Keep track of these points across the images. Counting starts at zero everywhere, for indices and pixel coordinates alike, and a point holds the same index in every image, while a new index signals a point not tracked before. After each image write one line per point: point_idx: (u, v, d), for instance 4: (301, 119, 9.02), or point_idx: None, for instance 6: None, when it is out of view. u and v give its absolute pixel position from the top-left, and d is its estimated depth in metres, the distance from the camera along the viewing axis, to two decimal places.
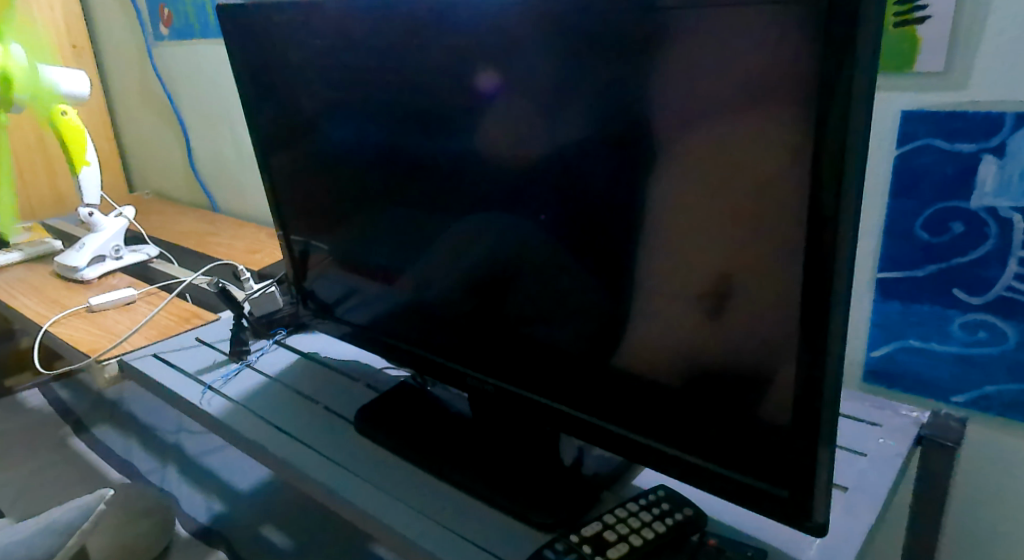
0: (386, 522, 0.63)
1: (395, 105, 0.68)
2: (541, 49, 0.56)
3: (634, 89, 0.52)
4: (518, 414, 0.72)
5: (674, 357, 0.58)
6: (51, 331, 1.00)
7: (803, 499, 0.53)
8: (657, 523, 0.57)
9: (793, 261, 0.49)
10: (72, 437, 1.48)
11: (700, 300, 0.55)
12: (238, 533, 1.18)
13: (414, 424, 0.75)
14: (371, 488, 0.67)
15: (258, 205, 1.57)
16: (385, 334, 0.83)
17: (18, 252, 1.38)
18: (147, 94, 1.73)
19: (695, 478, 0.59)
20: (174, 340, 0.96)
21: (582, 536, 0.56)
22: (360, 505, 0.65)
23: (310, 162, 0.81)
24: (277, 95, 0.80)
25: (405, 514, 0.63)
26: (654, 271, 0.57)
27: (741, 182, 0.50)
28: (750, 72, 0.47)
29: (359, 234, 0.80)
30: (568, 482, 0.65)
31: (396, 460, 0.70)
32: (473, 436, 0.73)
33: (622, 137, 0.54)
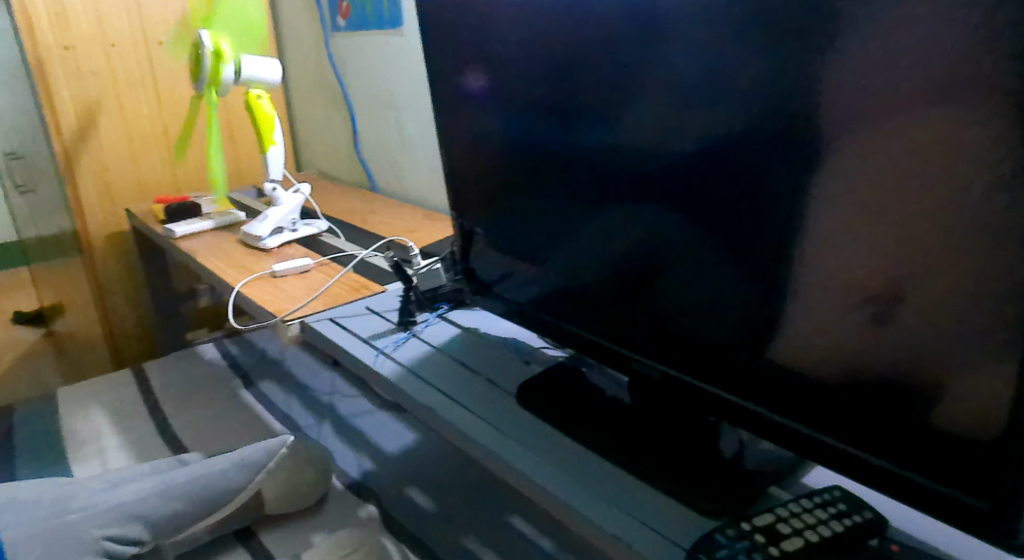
0: (550, 490, 0.65)
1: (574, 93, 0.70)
2: (729, 40, 0.56)
3: (834, 75, 0.50)
4: (681, 400, 0.72)
5: (855, 354, 0.56)
6: (242, 292, 1.12)
7: (1007, 514, 0.49)
8: (834, 522, 0.56)
9: (1010, 261, 0.45)
10: (243, 389, 1.65)
11: (895, 297, 0.52)
12: (386, 490, 1.25)
13: (574, 404, 0.77)
14: (533, 457, 0.70)
15: (416, 187, 1.65)
16: (545, 314, 0.85)
17: (210, 221, 1.56)
18: (321, 80, 1.87)
19: (876, 480, 0.56)
20: (349, 307, 1.04)
21: (754, 525, 0.56)
22: (525, 472, 0.68)
23: (483, 145, 0.85)
24: (454, 85, 0.85)
25: (567, 484, 0.66)
26: (839, 267, 0.54)
27: (952, 176, 0.47)
28: (971, 60, 0.44)
29: (528, 216, 0.83)
30: (732, 475, 0.65)
31: (557, 435, 0.73)
32: (633, 420, 0.74)
33: (816, 126, 0.53)
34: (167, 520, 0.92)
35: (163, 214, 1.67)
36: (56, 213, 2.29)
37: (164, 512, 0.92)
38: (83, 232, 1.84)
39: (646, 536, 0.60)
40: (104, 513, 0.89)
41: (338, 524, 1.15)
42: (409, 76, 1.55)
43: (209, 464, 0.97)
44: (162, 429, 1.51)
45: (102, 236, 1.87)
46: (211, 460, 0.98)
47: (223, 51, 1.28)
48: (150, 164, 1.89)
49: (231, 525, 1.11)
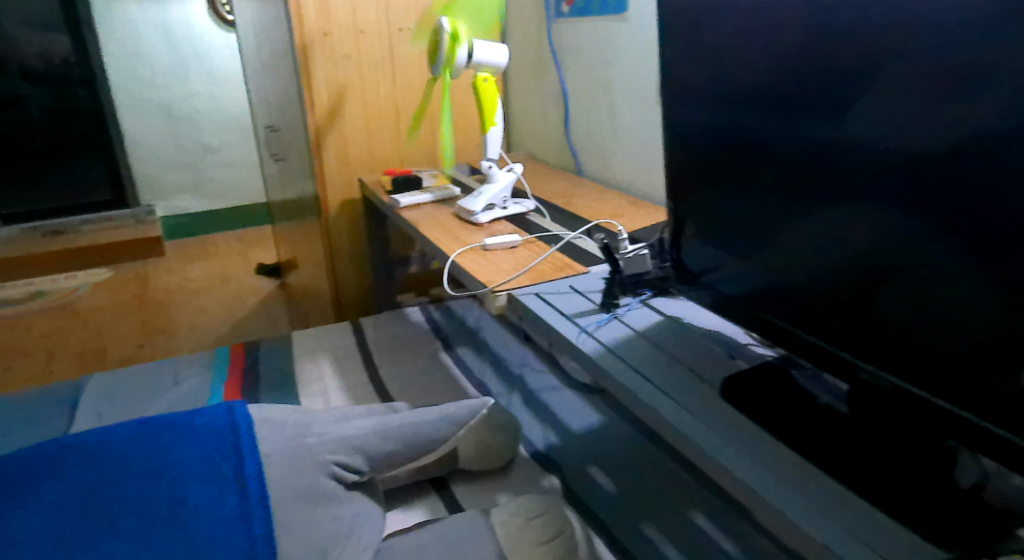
0: (761, 493, 0.63)
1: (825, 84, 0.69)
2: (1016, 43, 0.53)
3: None
4: (916, 417, 0.68)
5: None
6: (456, 261, 1.22)
7: None
8: None
9: None
10: (443, 352, 1.78)
11: None
12: (570, 466, 1.27)
13: (783, 410, 0.75)
14: (742, 457, 0.68)
15: (623, 172, 1.66)
16: (759, 310, 0.83)
17: (430, 194, 1.71)
18: (539, 64, 1.93)
19: None
20: (553, 284, 1.08)
21: None
22: (732, 470, 0.66)
23: (711, 135, 0.84)
24: (684, 74, 0.86)
25: (778, 490, 0.64)
26: None
27: None
28: None
29: (753, 209, 0.81)
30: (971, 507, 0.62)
31: (768, 439, 0.71)
32: (855, 432, 0.72)
33: None
34: (384, 457, 1.06)
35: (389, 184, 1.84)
36: (299, 180, 2.61)
37: (382, 450, 1.06)
38: (322, 197, 2.07)
39: (862, 551, 0.57)
40: (335, 441, 1.03)
41: (522, 489, 1.21)
42: (627, 63, 1.56)
43: (422, 412, 1.13)
44: (372, 379, 1.68)
45: (337, 202, 2.10)
46: (423, 409, 1.14)
47: (460, 35, 1.37)
48: (382, 138, 2.08)
49: (427, 474, 1.22)
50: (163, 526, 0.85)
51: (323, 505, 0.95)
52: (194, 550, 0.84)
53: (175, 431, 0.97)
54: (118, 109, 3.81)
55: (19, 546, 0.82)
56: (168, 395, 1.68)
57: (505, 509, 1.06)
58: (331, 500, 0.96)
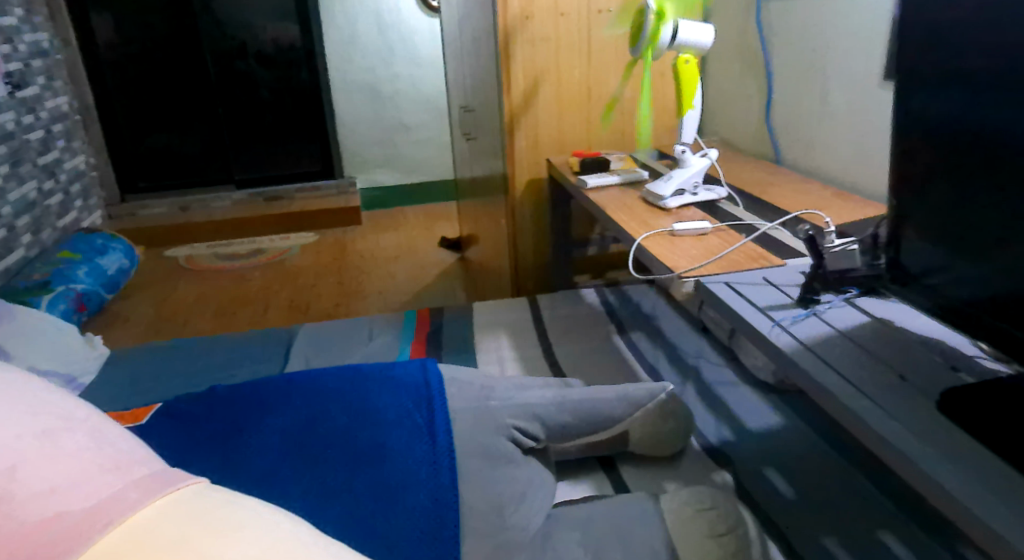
0: (982, 516, 0.59)
1: None
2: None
3: None
4: None
5: None
6: (643, 244, 1.23)
7: None
8: None
9: None
10: (616, 335, 1.78)
11: None
12: (744, 464, 1.23)
13: (1018, 430, 0.68)
14: (959, 474, 0.64)
15: (831, 160, 1.55)
16: (989, 317, 0.75)
17: (618, 176, 1.72)
18: (742, 46, 1.84)
19: None
20: (744, 275, 1.04)
21: None
22: (948, 487, 0.62)
23: (955, 123, 0.77)
24: (927, 56, 0.79)
25: (1003, 514, 0.59)
26: None
27: None
28: None
29: (995, 206, 0.73)
30: None
31: (994, 460, 0.65)
32: None
33: None
34: (560, 429, 1.12)
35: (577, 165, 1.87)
36: (488, 158, 2.71)
37: (559, 421, 1.11)
38: (510, 175, 2.14)
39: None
40: (516, 407, 1.09)
41: (691, 479, 1.19)
42: (850, 45, 1.44)
43: (601, 390, 1.17)
44: (546, 354, 1.73)
45: (524, 181, 2.16)
46: (602, 387, 1.18)
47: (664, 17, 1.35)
48: (573, 119, 2.11)
49: (596, 451, 1.24)
50: (366, 461, 0.94)
51: (502, 464, 1.01)
52: (391, 487, 0.92)
53: (378, 381, 1.06)
54: (332, 88, 4.17)
55: (248, 461, 0.93)
56: (363, 349, 1.85)
57: (674, 497, 1.05)
58: (509, 462, 1.02)
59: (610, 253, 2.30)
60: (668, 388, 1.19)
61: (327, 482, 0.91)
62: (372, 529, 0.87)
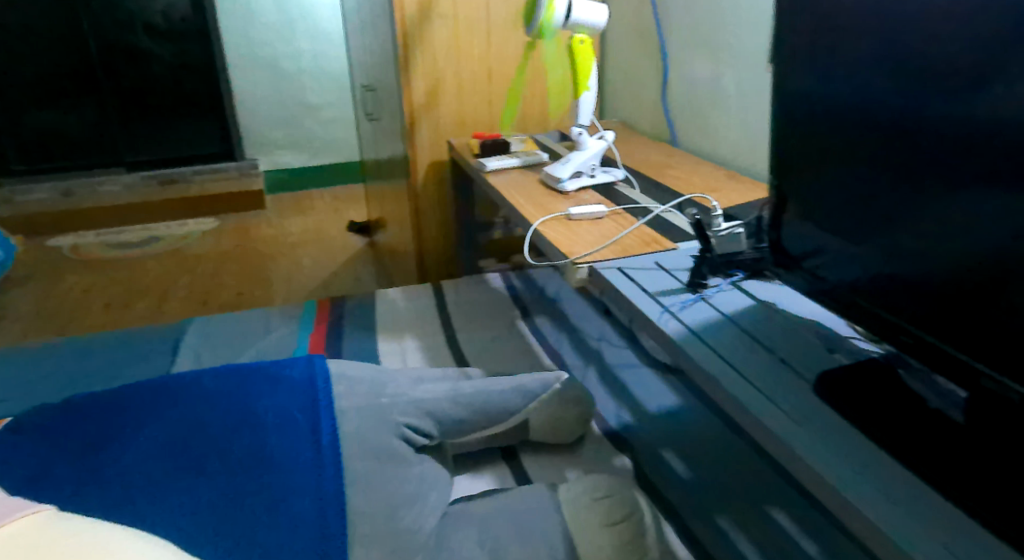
0: (845, 494, 0.62)
1: (968, 51, 0.64)
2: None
3: None
4: None
5: None
6: (539, 230, 1.19)
7: None
8: None
9: None
10: (520, 321, 1.76)
11: None
12: (643, 446, 1.23)
13: (884, 408, 0.72)
14: (829, 455, 0.67)
15: (725, 145, 1.56)
16: (855, 299, 0.82)
17: (517, 159, 1.69)
18: (639, 28, 1.83)
19: None
20: (637, 260, 1.04)
21: None
22: (811, 462, 0.66)
23: (818, 123, 0.83)
24: (813, 47, 0.81)
25: (867, 493, 0.62)
26: None
27: None
28: None
29: (852, 197, 0.80)
30: None
31: (858, 437, 0.69)
32: (963, 440, 0.68)
33: None
34: (453, 424, 1.08)
35: (477, 148, 1.82)
36: (391, 140, 2.63)
37: (453, 416, 1.08)
38: (412, 157, 2.08)
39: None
40: (408, 404, 1.05)
41: (593, 467, 1.18)
42: (737, 25, 1.46)
43: (496, 381, 1.15)
44: (451, 343, 1.68)
45: (426, 163, 2.10)
46: (498, 379, 1.16)
47: (552, 20, 1.33)
48: (474, 100, 2.06)
49: (498, 442, 1.21)
50: (246, 468, 0.88)
51: (396, 466, 0.97)
52: (270, 494, 0.86)
53: (261, 380, 1.00)
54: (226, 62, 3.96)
55: (113, 465, 0.86)
56: (260, 343, 1.75)
57: (573, 486, 1.02)
58: (402, 461, 0.98)
59: (516, 237, 2.27)
60: (562, 379, 1.18)
61: (199, 491, 0.85)
62: (246, 538, 0.82)
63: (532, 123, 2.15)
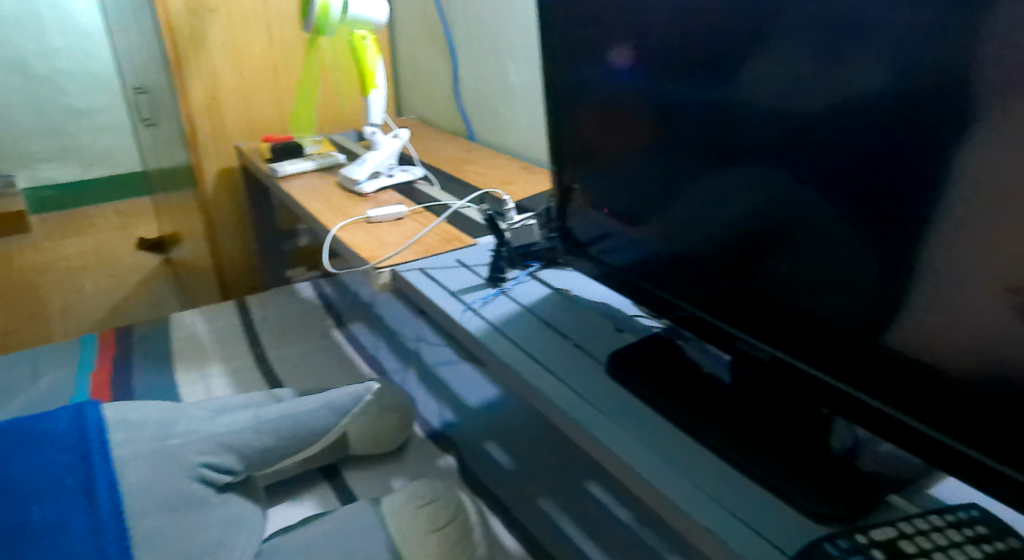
0: (636, 469, 0.67)
1: (710, 42, 0.69)
2: (905, 9, 0.53)
3: (958, 41, 0.51)
4: (793, 385, 0.72)
5: (976, 356, 0.56)
6: (338, 236, 1.14)
7: None
8: (971, 548, 0.56)
9: None
10: (334, 329, 1.68)
11: (1010, 293, 0.52)
12: (466, 442, 1.24)
13: (668, 378, 0.79)
14: (620, 433, 0.71)
15: (518, 137, 1.60)
16: (638, 279, 0.89)
17: (312, 162, 1.61)
18: (426, 24, 1.82)
19: (982, 484, 0.57)
20: (438, 259, 1.05)
21: (872, 539, 0.56)
22: (605, 442, 0.70)
23: (594, 116, 0.88)
24: (583, 42, 0.85)
25: (655, 464, 0.67)
26: (950, 245, 0.55)
27: None
28: None
29: (627, 182, 0.87)
30: (838, 469, 0.65)
31: (646, 411, 0.75)
32: (735, 400, 0.75)
33: (934, 91, 0.53)
34: (259, 454, 1.00)
35: (268, 152, 1.71)
36: (173, 147, 2.40)
37: (258, 446, 1.00)
38: (197, 166, 1.91)
39: (756, 541, 0.59)
40: (202, 441, 0.95)
41: (418, 472, 1.16)
42: (514, 20, 1.49)
43: (303, 400, 1.07)
44: (260, 363, 1.54)
45: (213, 172, 1.94)
46: (306, 397, 1.09)
47: (331, 12, 1.27)
48: (261, 101, 1.93)
49: (315, 462, 1.15)
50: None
51: (190, 511, 0.90)
52: None
53: (14, 440, 0.86)
54: None
55: None
56: (27, 391, 1.51)
57: (395, 497, 0.99)
58: (201, 505, 0.91)
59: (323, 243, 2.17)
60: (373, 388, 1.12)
61: None
62: None
63: (331, 121, 2.05)
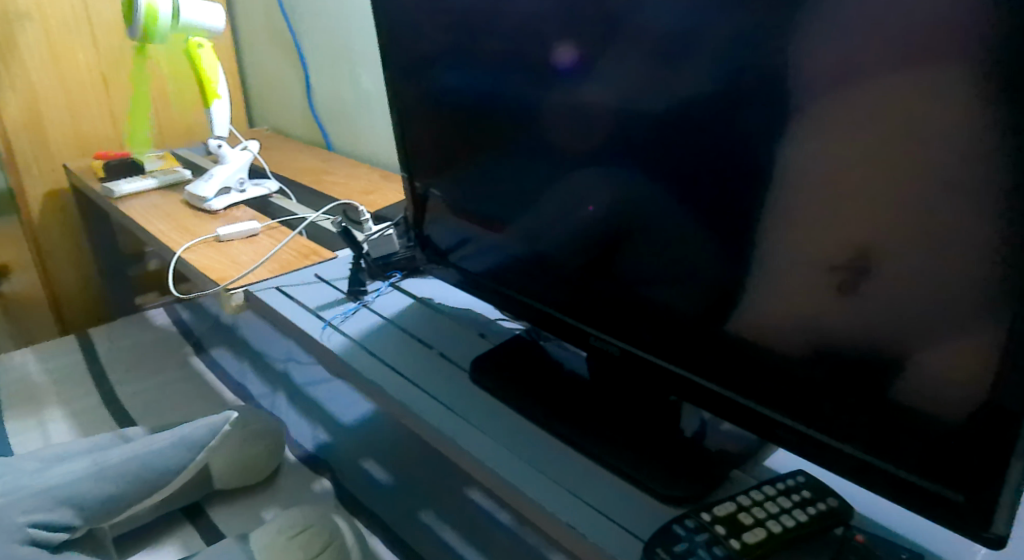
0: (501, 474, 0.67)
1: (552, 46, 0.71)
2: (724, 13, 0.56)
3: (772, 44, 0.54)
4: (647, 377, 0.75)
5: (804, 334, 0.60)
6: (184, 257, 1.07)
7: (978, 506, 0.53)
8: (797, 511, 0.59)
9: (945, 228, 0.50)
10: (194, 356, 1.57)
11: (831, 275, 0.57)
12: (342, 462, 1.20)
13: (531, 380, 0.80)
14: (486, 440, 0.71)
15: (377, 146, 1.57)
16: (499, 284, 0.89)
17: (154, 179, 1.50)
18: (272, 31, 1.75)
19: (814, 454, 0.61)
20: (295, 275, 1.02)
21: (715, 515, 0.59)
22: (471, 450, 0.70)
23: (447, 123, 0.88)
24: (431, 48, 0.84)
25: (520, 468, 0.68)
26: (777, 234, 0.59)
27: (899, 154, 0.50)
28: (919, 42, 0.47)
29: (481, 188, 0.87)
30: (690, 453, 0.68)
31: (512, 414, 0.75)
32: (596, 396, 0.78)
33: (753, 91, 0.57)
34: (102, 505, 0.92)
35: (102, 171, 1.57)
36: None
37: (100, 496, 0.92)
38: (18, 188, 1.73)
39: (611, 529, 0.61)
40: (31, 498, 0.88)
41: (292, 499, 1.10)
42: (363, 25, 1.46)
43: (153, 440, 0.99)
44: (108, 400, 1.41)
45: (39, 196, 1.76)
46: (157, 435, 1.00)
47: (158, 14, 1.20)
48: (90, 114, 1.77)
49: (171, 505, 1.05)
50: None
51: None
52: None
53: None
54: None
55: None
56: None
57: (264, 530, 0.94)
58: None
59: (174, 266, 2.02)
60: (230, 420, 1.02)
61: None
62: None
63: (172, 135, 1.92)
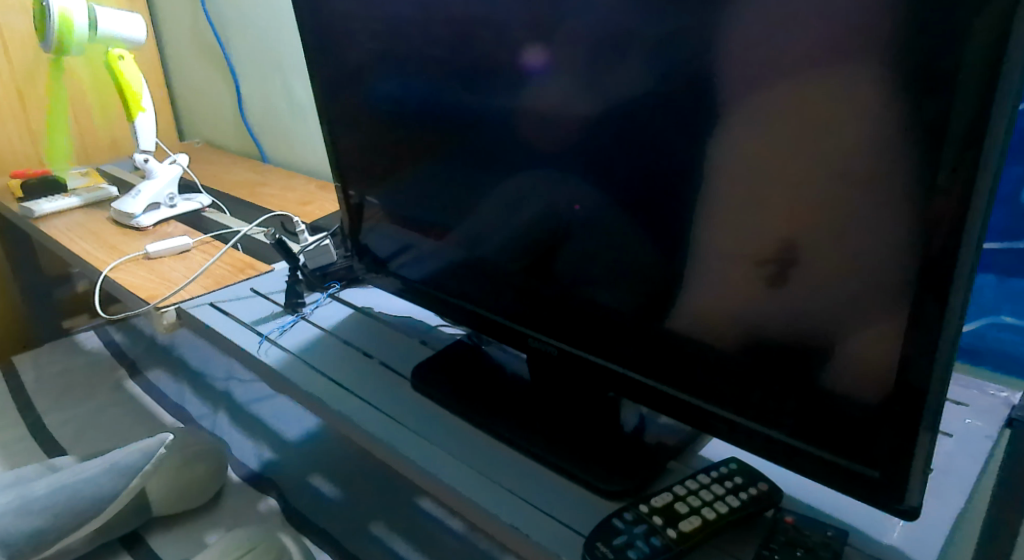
0: (445, 480, 0.67)
1: (482, 53, 0.71)
2: (647, 16, 0.58)
3: (693, 47, 0.56)
4: (586, 375, 0.76)
5: (734, 326, 0.62)
6: (111, 276, 1.03)
7: (897, 481, 0.56)
8: (730, 497, 0.61)
9: (862, 218, 0.52)
10: (127, 379, 1.51)
11: (758, 268, 0.59)
12: (288, 479, 1.17)
13: (473, 384, 0.80)
14: (429, 447, 0.71)
15: (312, 156, 1.55)
16: (439, 291, 0.90)
17: (77, 197, 1.44)
18: (199, 41, 1.71)
19: (747, 441, 0.63)
20: (231, 290, 1.00)
21: (652, 506, 0.61)
22: (414, 458, 0.70)
23: (381, 131, 0.87)
24: (361, 57, 0.84)
25: (464, 472, 0.68)
26: (705, 230, 0.61)
27: (816, 150, 0.53)
28: (829, 43, 0.50)
29: (418, 195, 0.87)
30: (629, 447, 0.69)
31: (455, 419, 0.76)
32: (537, 397, 0.79)
33: (678, 92, 0.58)
34: (27, 541, 0.91)
35: (20, 190, 1.50)
36: None
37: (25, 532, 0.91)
38: None
39: (552, 526, 0.62)
40: None
41: (235, 520, 1.07)
42: (293, 35, 1.44)
43: (81, 468, 0.98)
44: (35, 430, 1.34)
45: None
46: (87, 463, 0.99)
47: (74, 23, 1.16)
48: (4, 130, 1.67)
49: (107, 534, 1.00)
50: None
51: None
52: None
53: None
54: None
55: None
56: None
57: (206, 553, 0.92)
58: None
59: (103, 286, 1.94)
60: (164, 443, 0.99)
61: None
62: None
63: (96, 150, 1.85)
